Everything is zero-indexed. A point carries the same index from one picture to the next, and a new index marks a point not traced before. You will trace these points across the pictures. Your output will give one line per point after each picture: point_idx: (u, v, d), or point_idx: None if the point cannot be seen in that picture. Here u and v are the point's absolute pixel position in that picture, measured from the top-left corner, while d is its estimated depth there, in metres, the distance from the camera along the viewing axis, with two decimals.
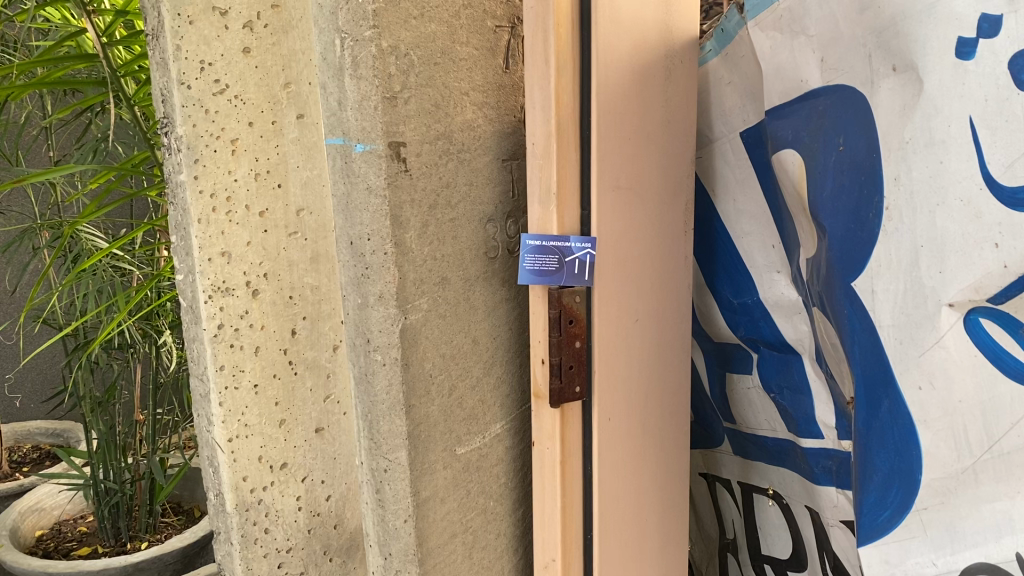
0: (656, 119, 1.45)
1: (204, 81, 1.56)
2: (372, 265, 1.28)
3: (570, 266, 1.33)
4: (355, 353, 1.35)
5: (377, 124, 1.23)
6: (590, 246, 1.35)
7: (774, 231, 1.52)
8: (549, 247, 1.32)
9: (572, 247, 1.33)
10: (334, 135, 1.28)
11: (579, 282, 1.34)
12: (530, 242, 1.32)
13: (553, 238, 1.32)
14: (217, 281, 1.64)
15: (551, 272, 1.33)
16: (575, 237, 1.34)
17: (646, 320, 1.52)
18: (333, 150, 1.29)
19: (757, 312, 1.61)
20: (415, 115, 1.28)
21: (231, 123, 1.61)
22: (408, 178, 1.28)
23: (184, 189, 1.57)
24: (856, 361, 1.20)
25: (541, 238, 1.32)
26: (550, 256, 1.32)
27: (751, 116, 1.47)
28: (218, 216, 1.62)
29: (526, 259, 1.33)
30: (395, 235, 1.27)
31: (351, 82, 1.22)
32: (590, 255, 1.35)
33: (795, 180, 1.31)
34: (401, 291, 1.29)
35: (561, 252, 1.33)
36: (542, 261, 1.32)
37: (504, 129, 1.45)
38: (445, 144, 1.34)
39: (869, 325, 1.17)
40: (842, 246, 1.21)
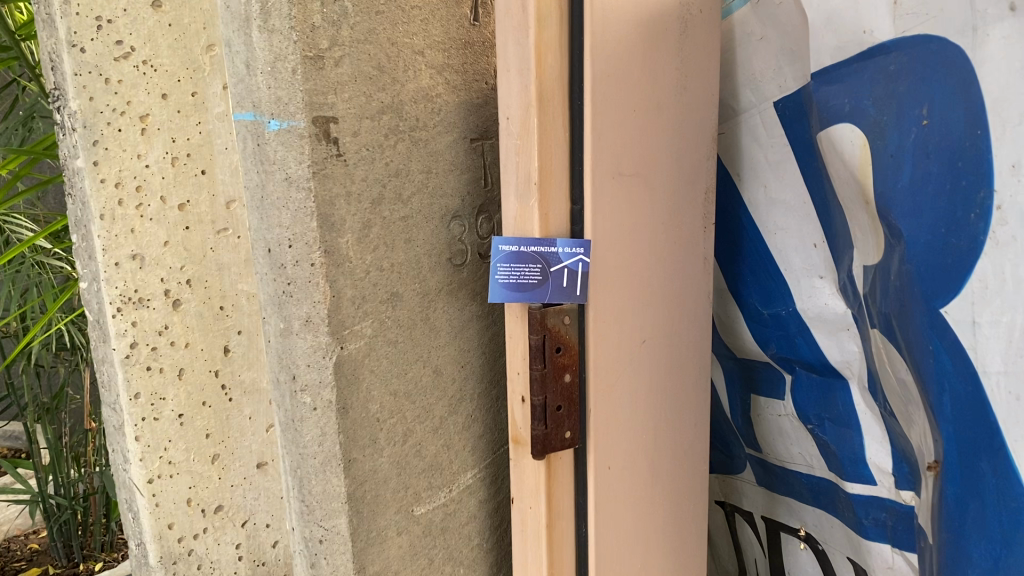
0: (669, 85, 1.13)
1: (103, 43, 1.24)
2: (295, 280, 0.97)
3: (557, 278, 1.03)
4: (279, 393, 1.04)
5: (297, 92, 0.93)
6: (583, 251, 1.04)
7: (818, 226, 1.22)
8: (528, 253, 1.02)
9: (560, 254, 1.03)
10: (242, 109, 0.96)
11: (568, 299, 1.03)
12: (504, 246, 1.01)
13: (534, 242, 1.02)
14: (128, 288, 1.33)
15: (531, 285, 1.02)
16: (564, 240, 1.03)
17: (657, 342, 1.20)
18: (242, 128, 0.98)
19: (792, 326, 1.30)
20: (349, 80, 0.97)
21: (139, 95, 1.30)
22: (342, 166, 0.97)
23: (81, 177, 1.26)
24: (947, 418, 0.99)
25: (518, 242, 1.01)
26: (530, 265, 1.02)
27: (790, 82, 1.17)
28: (127, 210, 1.31)
29: (498, 269, 1.01)
30: (324, 240, 0.97)
31: (259, 36, 0.91)
32: (583, 264, 1.04)
33: (859, 162, 1.07)
34: (332, 315, 0.99)
35: (545, 260, 1.02)
36: (519, 272, 1.02)
37: (472, 98, 1.13)
38: (393, 118, 1.02)
39: (967, 369, 0.96)
40: (926, 262, 1.00)
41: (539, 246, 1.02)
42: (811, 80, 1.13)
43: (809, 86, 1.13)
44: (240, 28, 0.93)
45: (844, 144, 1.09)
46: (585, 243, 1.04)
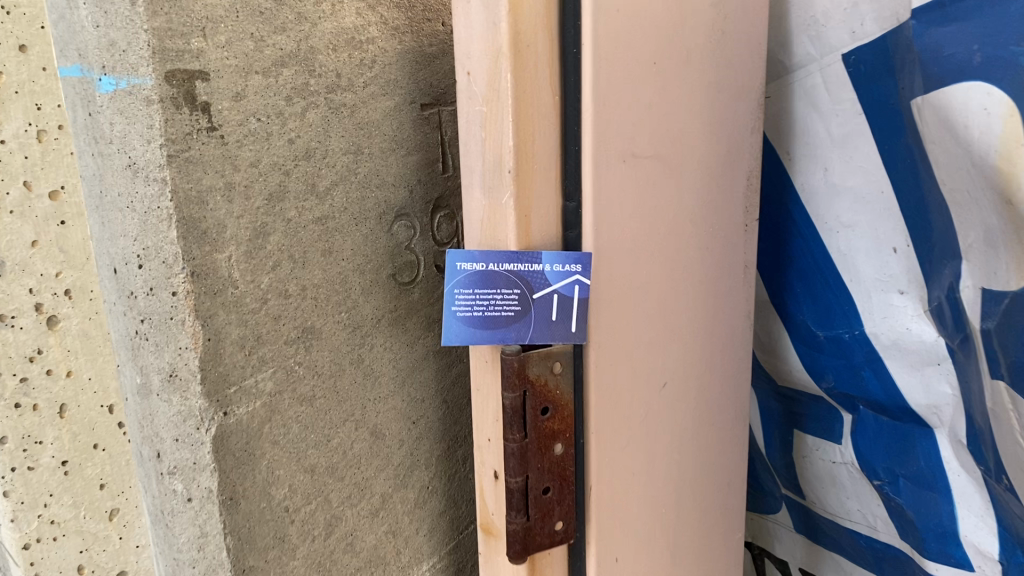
0: (703, 28, 0.80)
1: None
2: (152, 318, 0.66)
3: (541, 309, 0.71)
4: (145, 470, 0.72)
5: (141, 33, 0.60)
6: (580, 268, 0.72)
7: (900, 224, 0.89)
8: (501, 275, 0.69)
9: (548, 274, 0.71)
10: (69, 61, 0.64)
11: (558, 339, 0.72)
12: (464, 265, 0.69)
13: (509, 259, 0.69)
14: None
15: (505, 320, 0.70)
16: (553, 255, 0.71)
17: (683, 386, 0.88)
18: (71, 91, 0.65)
19: (857, 354, 0.98)
20: (226, 16, 0.64)
21: None
22: (215, 145, 0.65)
23: None
24: None
25: (486, 258, 0.69)
26: (504, 292, 0.70)
27: (869, 24, 0.83)
28: None
29: (456, 297, 0.69)
30: (192, 257, 0.65)
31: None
32: (580, 286, 0.72)
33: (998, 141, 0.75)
34: (207, 368, 0.67)
35: (525, 283, 0.70)
36: (488, 302, 0.70)
37: (426, 46, 0.80)
38: (298, 75, 0.70)
39: None
40: None
41: (517, 263, 0.70)
42: (917, 21, 0.79)
43: (910, 29, 0.80)
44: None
45: (960, 118, 0.78)
46: (585, 257, 0.71)
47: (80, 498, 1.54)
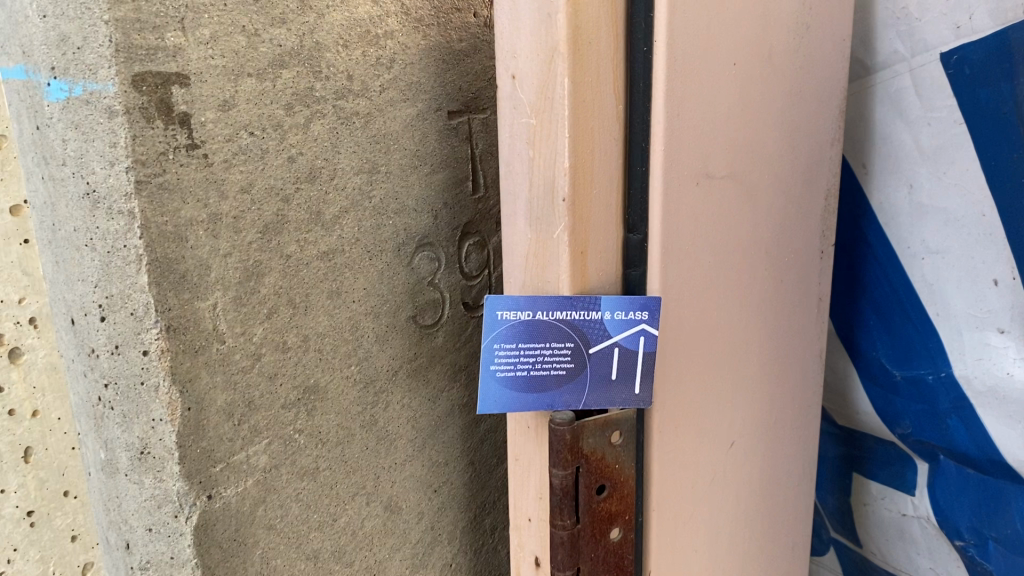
0: (786, 22, 0.67)
1: None
2: (118, 382, 0.53)
3: (598, 366, 0.58)
4: (111, 562, 0.59)
5: (100, 25, 0.47)
6: (646, 316, 0.58)
7: (1004, 252, 0.75)
8: (551, 325, 0.56)
9: (607, 323, 0.57)
10: (15, 63, 0.52)
11: (618, 402, 0.59)
12: (505, 313, 0.55)
13: (561, 306, 0.56)
14: None
15: (553, 380, 0.57)
16: (613, 300, 0.57)
17: (751, 444, 0.75)
18: (19, 103, 0.53)
19: (942, 400, 0.85)
20: (210, 3, 0.51)
21: None
22: (196, 168, 0.52)
23: None
24: None
25: (532, 305, 0.55)
26: (554, 346, 0.56)
27: (981, 18, 0.70)
28: None
29: (495, 353, 0.56)
30: (167, 308, 0.52)
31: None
32: (646, 339, 0.58)
33: None
34: (187, 444, 0.54)
35: (579, 335, 0.57)
36: (534, 358, 0.56)
37: (457, 41, 0.67)
38: (301, 77, 0.56)
39: None
40: None
41: (570, 310, 0.56)
42: None
43: None
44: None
45: None
46: (653, 302, 0.58)
47: (48, 552, 1.32)
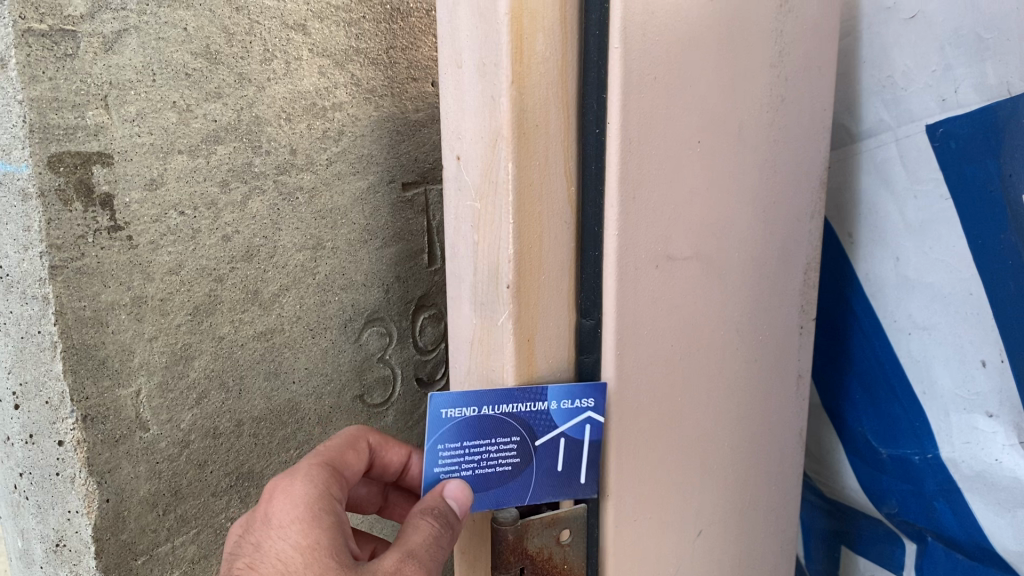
0: (759, 95, 0.64)
1: None
2: (33, 472, 0.51)
3: (544, 458, 0.55)
4: None
5: (14, 105, 0.45)
6: (593, 402, 0.56)
7: (992, 333, 0.71)
8: (495, 420, 0.53)
9: (554, 414, 0.55)
10: None
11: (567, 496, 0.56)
12: (449, 411, 0.52)
13: (507, 399, 0.53)
14: None
15: (498, 477, 0.55)
16: (560, 391, 0.54)
17: (720, 531, 0.71)
18: None
19: (929, 482, 0.79)
20: (138, 79, 0.49)
21: None
22: (119, 250, 0.49)
23: None
24: None
25: (477, 400, 0.53)
26: (499, 443, 0.54)
27: (966, 91, 0.67)
28: None
29: (437, 452, 0.53)
30: (85, 397, 0.49)
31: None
32: (591, 427, 0.56)
33: None
34: (105, 538, 0.51)
35: (526, 428, 0.54)
36: (477, 456, 0.54)
37: (412, 114, 0.65)
38: (237, 153, 0.54)
39: None
40: None
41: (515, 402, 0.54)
42: None
43: None
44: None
45: None
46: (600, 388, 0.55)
47: None
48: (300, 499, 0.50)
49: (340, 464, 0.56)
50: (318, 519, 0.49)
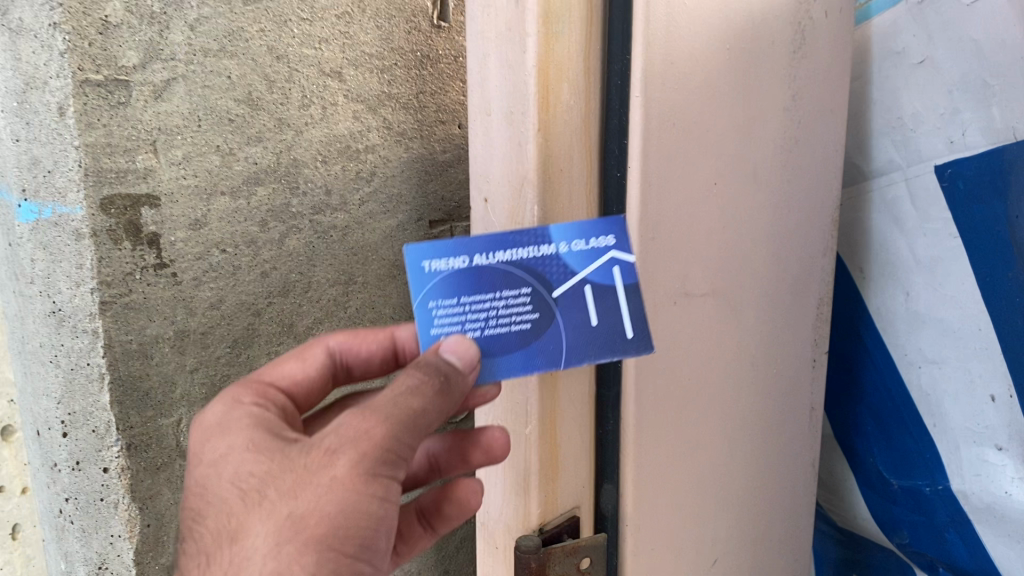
0: (772, 138, 0.66)
1: None
2: (78, 497, 0.53)
3: (572, 314, 0.45)
4: None
5: (70, 150, 0.48)
6: (617, 240, 0.45)
7: (1001, 367, 0.73)
8: (494, 269, 0.43)
9: (567, 258, 0.44)
10: None
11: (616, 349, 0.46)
12: (434, 265, 0.43)
13: (503, 245, 0.43)
14: None
15: (517, 338, 0.45)
16: (567, 229, 0.44)
17: (734, 560, 0.73)
18: None
19: (939, 513, 0.81)
20: (184, 125, 0.52)
21: None
22: (166, 287, 0.52)
23: None
24: None
25: (466, 249, 0.43)
26: (505, 294, 0.43)
27: (974, 135, 0.69)
28: None
29: (432, 316, 0.44)
30: (130, 426, 0.52)
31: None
32: (622, 263, 0.45)
33: None
34: (145, 561, 0.55)
35: (538, 280, 0.44)
36: (484, 313, 0.44)
37: (440, 156, 0.68)
38: (275, 194, 0.57)
39: None
40: None
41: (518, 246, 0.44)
42: None
43: None
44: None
45: None
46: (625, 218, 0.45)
47: None
48: (228, 393, 0.45)
49: (278, 379, 0.50)
50: (242, 421, 0.44)
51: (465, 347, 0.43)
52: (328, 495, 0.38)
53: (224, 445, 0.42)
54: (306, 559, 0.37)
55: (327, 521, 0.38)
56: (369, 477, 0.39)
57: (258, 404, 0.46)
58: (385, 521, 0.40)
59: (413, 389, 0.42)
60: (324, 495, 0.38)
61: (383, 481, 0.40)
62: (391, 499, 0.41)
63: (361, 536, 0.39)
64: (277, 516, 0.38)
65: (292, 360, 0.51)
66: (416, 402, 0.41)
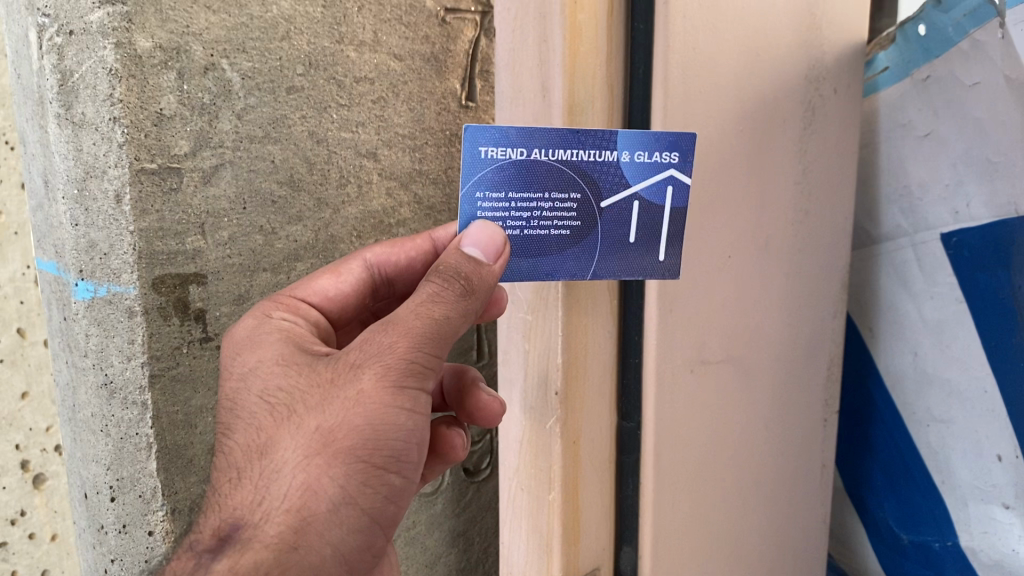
0: (785, 210, 0.69)
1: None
2: (122, 558, 0.61)
3: (612, 226, 0.50)
4: None
5: (126, 234, 0.55)
6: (677, 160, 0.49)
7: (1008, 429, 0.73)
8: (547, 167, 0.48)
9: (625, 168, 0.48)
10: (46, 256, 0.61)
11: (652, 264, 0.52)
12: (490, 151, 0.46)
13: (566, 144, 0.47)
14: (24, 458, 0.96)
15: (555, 242, 0.50)
16: (632, 138, 0.48)
17: None
18: (48, 282, 0.63)
19: (949, 568, 0.80)
20: (230, 209, 0.60)
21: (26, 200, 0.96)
22: (207, 361, 0.61)
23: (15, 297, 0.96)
24: None
25: (523, 140, 0.46)
26: (553, 196, 0.48)
27: (978, 207, 0.72)
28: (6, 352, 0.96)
29: (480, 202, 0.48)
30: (172, 491, 0.60)
31: (55, 134, 0.54)
32: (671, 185, 0.50)
33: None
34: None
35: (589, 184, 0.49)
36: (526, 210, 0.49)
37: None
38: (314, 266, 0.66)
39: None
40: None
41: (581, 147, 0.48)
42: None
43: None
44: (36, 118, 0.58)
45: None
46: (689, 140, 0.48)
47: None
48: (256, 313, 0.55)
49: (310, 294, 0.58)
50: (270, 336, 0.52)
51: (490, 237, 0.47)
52: (355, 406, 0.46)
53: (254, 360, 0.51)
54: (333, 473, 0.45)
55: (357, 433, 0.46)
56: (398, 390, 0.47)
57: (285, 321, 0.54)
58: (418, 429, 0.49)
59: (435, 294, 0.48)
60: (357, 412, 0.46)
61: (415, 395, 0.47)
62: (421, 411, 0.49)
63: (390, 444, 0.47)
64: (306, 431, 0.46)
65: (327, 277, 0.60)
66: (438, 308, 0.48)
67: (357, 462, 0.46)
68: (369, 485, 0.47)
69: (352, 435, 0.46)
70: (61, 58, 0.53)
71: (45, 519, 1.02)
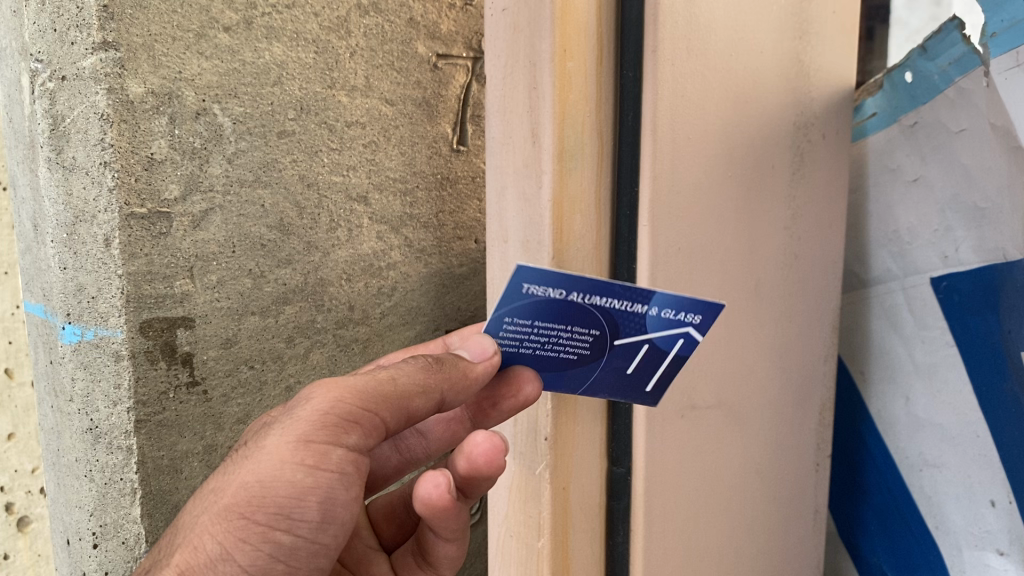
0: (775, 254, 0.69)
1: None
2: None
3: (617, 358, 0.50)
4: None
5: (115, 278, 0.55)
6: (699, 323, 0.49)
7: (999, 474, 0.72)
8: (578, 310, 0.47)
9: (648, 321, 0.48)
10: (33, 297, 0.62)
11: (627, 391, 0.52)
12: (532, 287, 0.46)
13: (604, 293, 0.47)
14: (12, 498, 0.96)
15: (561, 360, 0.51)
16: (666, 301, 0.47)
17: None
18: (34, 325, 0.63)
19: None
20: (219, 252, 0.60)
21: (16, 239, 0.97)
22: (196, 405, 0.61)
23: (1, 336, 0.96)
24: None
25: (568, 286, 0.46)
26: (575, 332, 0.49)
27: (967, 252, 0.72)
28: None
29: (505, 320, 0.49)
30: (156, 536, 0.60)
31: (46, 176, 0.56)
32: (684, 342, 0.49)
33: None
34: None
35: (610, 323, 0.49)
36: (544, 339, 0.49)
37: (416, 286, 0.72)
38: (303, 311, 0.66)
39: None
40: None
41: (615, 297, 0.47)
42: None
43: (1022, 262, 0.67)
44: (26, 161, 0.59)
45: None
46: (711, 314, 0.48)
47: None
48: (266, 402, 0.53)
49: None
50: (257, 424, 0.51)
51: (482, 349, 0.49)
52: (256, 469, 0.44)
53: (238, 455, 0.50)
54: (216, 530, 0.45)
55: (240, 488, 0.45)
56: (296, 445, 0.45)
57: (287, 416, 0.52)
58: (318, 485, 0.45)
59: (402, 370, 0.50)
60: (244, 470, 0.45)
61: (318, 449, 0.45)
62: (326, 471, 0.45)
63: (275, 500, 0.44)
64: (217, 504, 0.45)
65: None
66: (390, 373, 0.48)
67: (238, 517, 0.44)
68: (247, 541, 0.44)
69: (240, 490, 0.45)
70: (53, 102, 0.55)
71: (28, 563, 1.01)
